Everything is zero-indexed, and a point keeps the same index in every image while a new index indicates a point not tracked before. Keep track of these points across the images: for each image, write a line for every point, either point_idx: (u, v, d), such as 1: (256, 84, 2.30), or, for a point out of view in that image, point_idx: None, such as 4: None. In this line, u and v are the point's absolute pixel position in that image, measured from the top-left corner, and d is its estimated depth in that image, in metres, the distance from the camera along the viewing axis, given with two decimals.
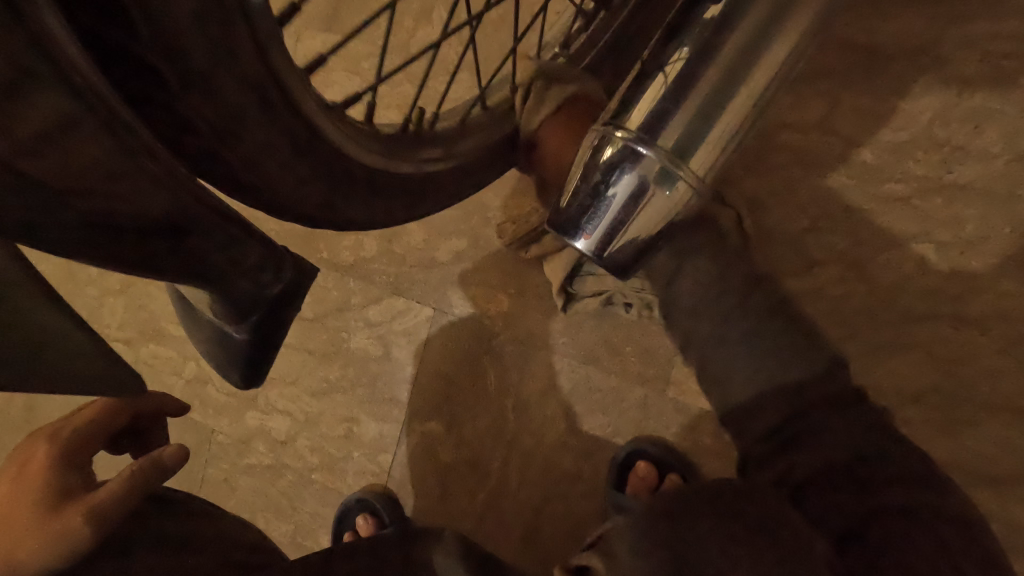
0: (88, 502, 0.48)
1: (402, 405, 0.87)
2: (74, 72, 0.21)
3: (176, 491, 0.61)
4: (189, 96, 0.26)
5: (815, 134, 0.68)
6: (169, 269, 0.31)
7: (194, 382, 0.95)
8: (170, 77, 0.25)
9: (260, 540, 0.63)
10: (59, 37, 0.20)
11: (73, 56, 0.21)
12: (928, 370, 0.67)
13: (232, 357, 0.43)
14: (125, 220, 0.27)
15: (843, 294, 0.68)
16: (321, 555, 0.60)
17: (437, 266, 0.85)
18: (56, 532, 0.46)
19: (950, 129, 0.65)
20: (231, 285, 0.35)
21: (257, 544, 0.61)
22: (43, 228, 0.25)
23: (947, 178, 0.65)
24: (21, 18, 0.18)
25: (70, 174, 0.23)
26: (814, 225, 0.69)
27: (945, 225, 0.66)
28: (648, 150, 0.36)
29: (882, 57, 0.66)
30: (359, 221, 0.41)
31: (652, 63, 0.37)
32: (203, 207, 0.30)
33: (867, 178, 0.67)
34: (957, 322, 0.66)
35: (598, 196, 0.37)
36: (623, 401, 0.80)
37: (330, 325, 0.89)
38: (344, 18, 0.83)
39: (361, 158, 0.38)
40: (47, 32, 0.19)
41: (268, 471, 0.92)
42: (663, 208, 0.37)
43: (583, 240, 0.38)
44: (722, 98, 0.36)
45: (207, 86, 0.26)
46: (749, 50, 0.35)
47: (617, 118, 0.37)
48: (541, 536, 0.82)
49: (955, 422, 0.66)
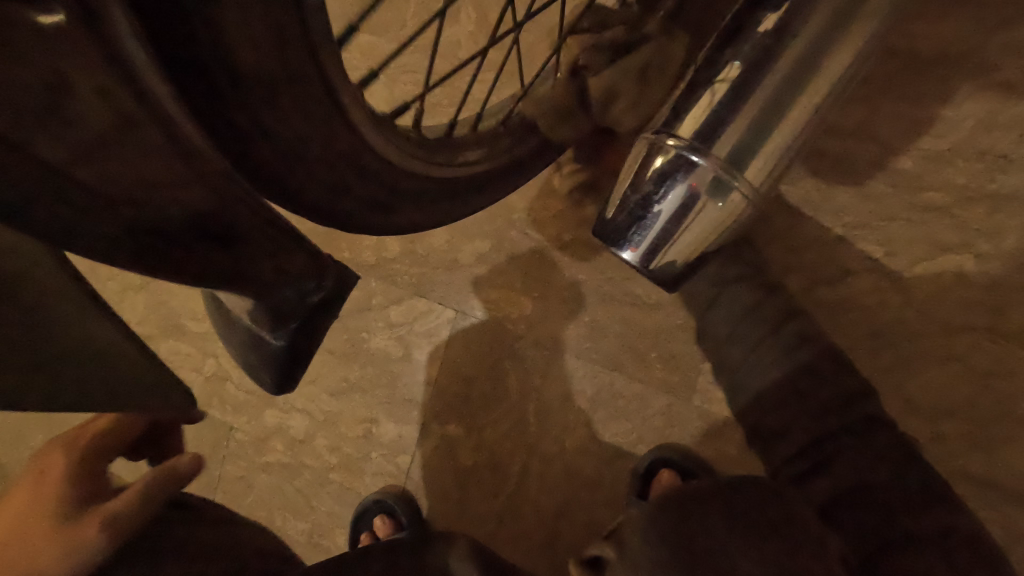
0: (106, 510, 0.48)
1: (421, 406, 0.87)
2: (137, 85, 0.20)
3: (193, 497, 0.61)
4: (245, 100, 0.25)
5: (853, 140, 0.66)
6: (216, 275, 0.31)
7: (213, 379, 0.95)
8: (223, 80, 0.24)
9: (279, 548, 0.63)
10: (135, 55, 0.19)
11: (145, 70, 0.20)
12: (964, 384, 0.65)
13: (267, 361, 0.42)
14: (174, 225, 0.27)
15: (878, 304, 0.67)
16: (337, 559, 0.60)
17: (459, 268, 0.85)
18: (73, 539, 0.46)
19: (993, 137, 0.63)
20: (275, 292, 0.34)
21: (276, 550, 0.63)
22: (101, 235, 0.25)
23: (989, 187, 0.63)
24: (99, 34, 0.18)
25: (124, 177, 0.23)
26: (849, 234, 0.67)
27: (986, 235, 0.64)
28: (702, 159, 0.35)
29: (924, 62, 0.64)
30: (405, 227, 0.41)
31: (706, 71, 0.36)
32: (252, 215, 0.29)
33: (905, 187, 0.66)
34: (994, 335, 0.64)
35: (646, 206, 0.36)
36: (647, 408, 0.79)
37: (350, 325, 0.89)
38: (370, 15, 0.82)
39: (400, 161, 0.36)
40: (119, 46, 0.19)
41: (287, 469, 0.92)
42: (716, 219, 0.36)
43: (630, 251, 0.37)
44: (778, 106, 0.35)
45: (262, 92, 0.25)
46: (810, 58, 0.34)
47: (670, 126, 0.36)
48: (559, 541, 0.81)
49: (992, 438, 0.65)
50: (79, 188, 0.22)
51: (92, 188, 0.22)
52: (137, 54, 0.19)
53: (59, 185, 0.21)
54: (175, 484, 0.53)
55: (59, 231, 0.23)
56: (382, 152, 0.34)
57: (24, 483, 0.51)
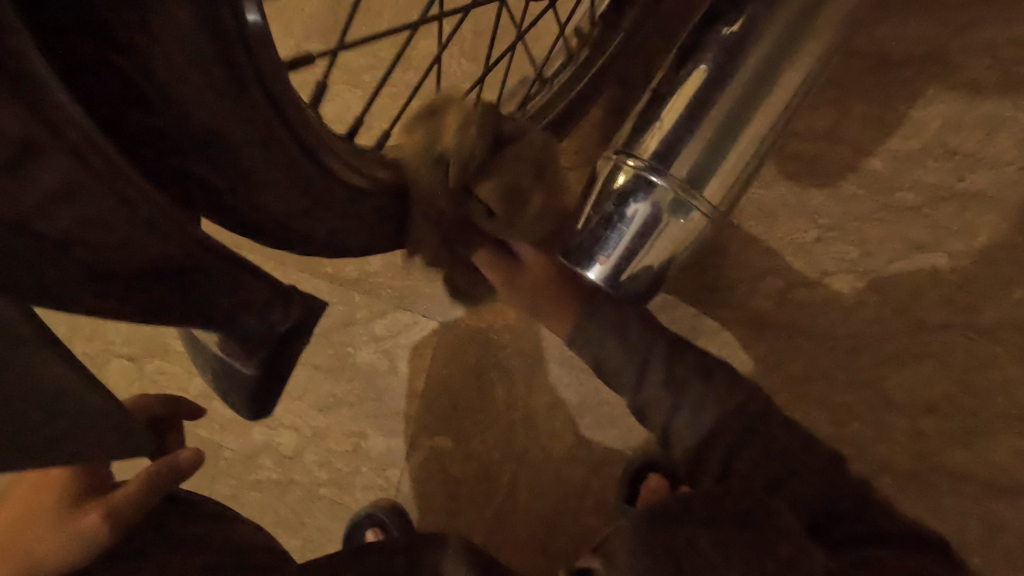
0: (108, 502, 0.49)
1: (409, 419, 0.87)
2: (64, 122, 0.21)
3: (190, 492, 0.60)
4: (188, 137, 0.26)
5: (824, 143, 0.67)
6: (176, 313, 0.31)
7: (199, 398, 0.95)
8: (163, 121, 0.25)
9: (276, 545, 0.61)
10: (53, 88, 0.20)
11: (69, 111, 0.21)
12: (941, 381, 0.66)
13: (240, 390, 0.42)
14: (133, 268, 0.27)
15: (856, 305, 0.68)
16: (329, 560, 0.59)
17: (442, 280, 0.85)
18: (75, 531, 0.47)
19: (961, 137, 0.64)
20: (240, 326, 0.34)
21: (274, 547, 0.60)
22: (65, 285, 0.25)
23: (959, 186, 0.64)
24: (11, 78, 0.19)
25: (81, 227, 0.23)
26: (823, 235, 0.68)
27: (958, 233, 0.65)
28: (661, 179, 0.35)
29: (891, 64, 0.65)
30: (374, 247, 0.42)
31: (664, 88, 0.37)
32: (208, 252, 0.29)
33: (876, 187, 0.66)
34: (970, 331, 0.65)
35: (610, 224, 0.36)
36: (632, 413, 0.79)
37: (335, 339, 0.89)
38: (343, 30, 0.82)
39: (358, 183, 0.36)
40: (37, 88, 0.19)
41: (277, 486, 0.92)
42: (679, 236, 0.36)
43: (597, 268, 0.37)
44: (735, 123, 0.35)
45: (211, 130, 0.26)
46: (764, 75, 0.35)
47: (630, 145, 0.37)
48: (551, 549, 0.81)
49: (971, 433, 0.66)
50: (37, 238, 0.22)
51: (46, 237, 0.23)
52: (52, 86, 0.20)
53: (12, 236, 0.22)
54: (178, 478, 0.53)
55: (19, 291, 0.23)
56: (340, 177, 0.34)
57: (25, 486, 0.55)
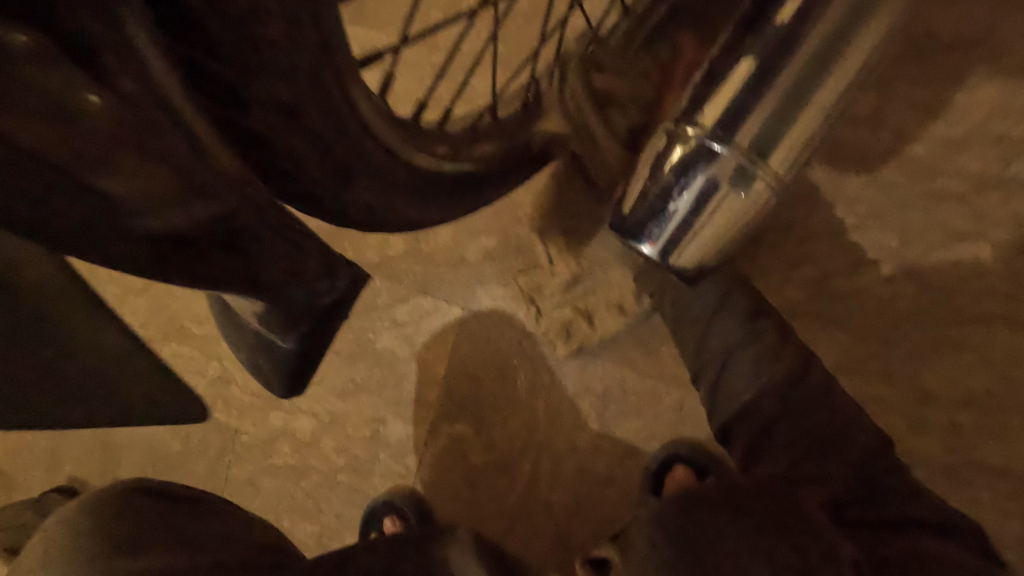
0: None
1: (429, 406, 0.86)
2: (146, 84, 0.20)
3: (186, 487, 0.64)
4: (268, 117, 0.23)
5: (865, 129, 0.65)
6: (227, 280, 0.31)
7: (217, 382, 0.94)
8: (251, 108, 0.23)
9: (279, 541, 0.64)
10: (142, 53, 0.19)
11: (148, 67, 0.20)
12: (982, 374, 0.65)
13: (278, 364, 0.41)
14: (184, 228, 0.27)
15: (892, 295, 0.67)
16: (339, 553, 0.58)
17: (465, 265, 0.83)
18: None
19: (1009, 123, 0.61)
20: (288, 293, 0.34)
21: (272, 543, 0.63)
22: (117, 233, 0.25)
23: (1004, 173, 0.62)
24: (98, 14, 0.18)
25: (135, 181, 0.23)
26: (862, 223, 0.67)
27: (1003, 223, 0.63)
28: (724, 147, 0.34)
29: (936, 47, 0.63)
30: (444, 218, 0.42)
31: (724, 59, 0.35)
32: (262, 224, 0.29)
33: (918, 174, 0.64)
34: (1013, 323, 0.63)
35: (667, 198, 0.36)
36: (658, 403, 0.78)
37: (355, 325, 0.88)
38: (370, 10, 0.81)
39: (416, 160, 0.34)
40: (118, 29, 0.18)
41: (293, 472, 0.91)
42: (738, 210, 0.35)
43: (649, 244, 0.37)
44: (807, 87, 0.33)
45: (295, 121, 0.24)
46: (836, 44, 0.32)
47: (690, 115, 0.35)
48: (571, 538, 0.80)
49: (1010, 429, 0.64)
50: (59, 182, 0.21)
51: (94, 186, 0.22)
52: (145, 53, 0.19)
53: (65, 182, 0.21)
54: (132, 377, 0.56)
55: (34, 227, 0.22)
56: (401, 156, 0.32)
57: None
